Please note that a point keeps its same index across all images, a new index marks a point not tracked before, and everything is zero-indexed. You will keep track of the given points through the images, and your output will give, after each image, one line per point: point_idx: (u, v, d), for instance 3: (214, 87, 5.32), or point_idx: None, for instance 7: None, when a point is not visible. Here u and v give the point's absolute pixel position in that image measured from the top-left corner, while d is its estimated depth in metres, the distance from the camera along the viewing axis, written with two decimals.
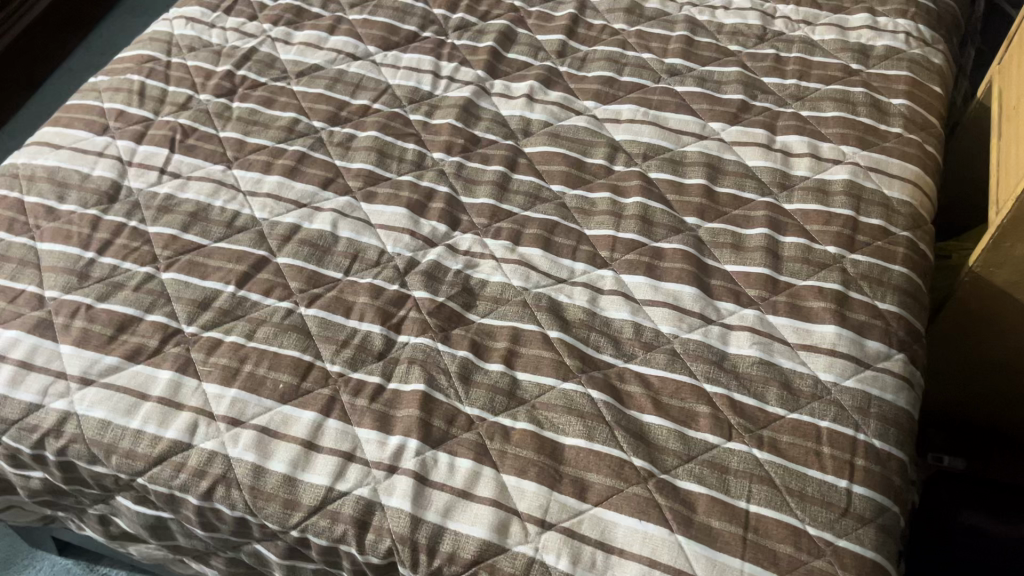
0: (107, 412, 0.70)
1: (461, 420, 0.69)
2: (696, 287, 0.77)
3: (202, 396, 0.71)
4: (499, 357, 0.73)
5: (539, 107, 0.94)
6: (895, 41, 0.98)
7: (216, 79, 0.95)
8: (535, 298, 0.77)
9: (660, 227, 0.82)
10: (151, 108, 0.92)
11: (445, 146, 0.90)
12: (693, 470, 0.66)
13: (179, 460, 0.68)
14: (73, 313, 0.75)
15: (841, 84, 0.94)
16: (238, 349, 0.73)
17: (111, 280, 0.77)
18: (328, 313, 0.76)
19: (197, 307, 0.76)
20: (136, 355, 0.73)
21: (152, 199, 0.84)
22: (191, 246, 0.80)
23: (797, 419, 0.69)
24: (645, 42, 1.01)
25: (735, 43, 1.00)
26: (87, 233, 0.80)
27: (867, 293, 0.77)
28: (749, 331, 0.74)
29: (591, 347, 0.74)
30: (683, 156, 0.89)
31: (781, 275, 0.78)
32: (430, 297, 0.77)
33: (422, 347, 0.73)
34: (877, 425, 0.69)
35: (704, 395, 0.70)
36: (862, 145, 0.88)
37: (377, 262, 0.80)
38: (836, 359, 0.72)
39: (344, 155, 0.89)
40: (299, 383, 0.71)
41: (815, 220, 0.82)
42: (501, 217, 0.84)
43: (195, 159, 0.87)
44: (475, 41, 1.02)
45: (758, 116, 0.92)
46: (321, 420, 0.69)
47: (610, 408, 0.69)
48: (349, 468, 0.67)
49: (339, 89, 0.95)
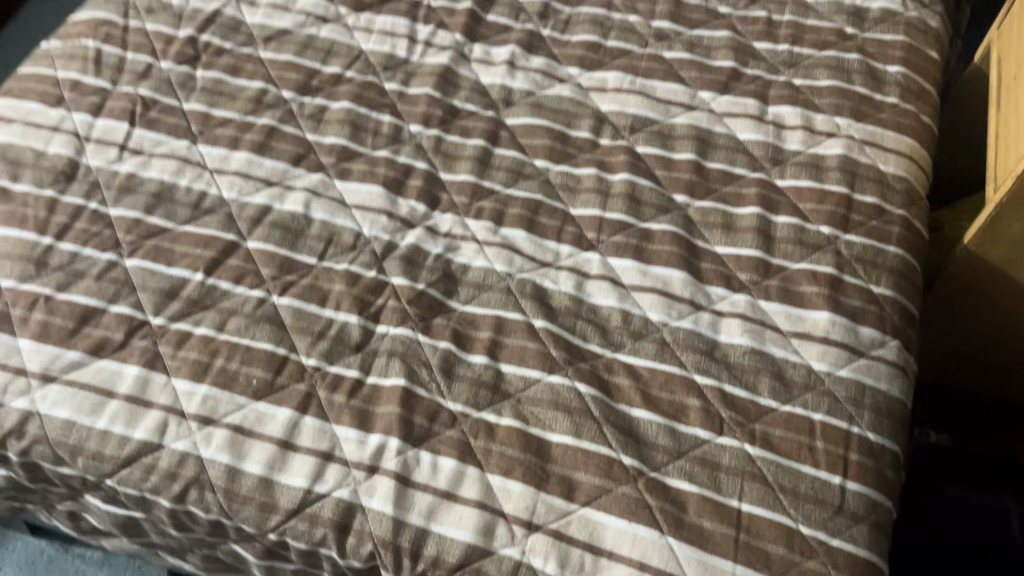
0: (72, 411, 0.67)
1: (444, 416, 0.66)
2: (686, 271, 0.74)
3: (172, 393, 0.67)
4: (483, 349, 0.70)
5: (521, 75, 0.90)
6: (891, 3, 0.94)
7: (178, 44, 0.89)
8: (519, 284, 0.74)
9: (648, 206, 0.79)
10: (108, 77, 0.86)
11: (422, 118, 0.86)
12: (684, 467, 0.64)
13: (149, 462, 0.65)
14: (32, 305, 0.71)
15: (835, 49, 0.91)
16: (209, 342, 0.70)
17: (71, 268, 0.73)
18: (302, 302, 0.72)
19: (163, 297, 0.72)
20: (101, 350, 0.69)
21: (113, 178, 0.79)
22: (156, 230, 0.76)
23: (789, 412, 0.67)
24: (631, 3, 0.96)
25: (725, 5, 0.96)
26: (44, 216, 0.76)
27: (861, 277, 0.74)
28: (740, 317, 0.72)
29: (578, 336, 0.71)
30: (671, 128, 0.85)
31: (773, 258, 0.76)
32: (410, 284, 0.73)
33: (401, 339, 0.70)
34: (871, 417, 0.67)
35: (695, 388, 0.68)
36: (857, 117, 0.85)
37: (353, 246, 0.76)
38: (829, 347, 0.70)
39: (316, 128, 0.84)
40: (274, 378, 0.68)
41: (809, 198, 0.79)
42: (483, 195, 0.81)
43: (158, 134, 0.82)
44: (453, 2, 0.96)
45: (750, 85, 0.88)
46: (297, 417, 0.66)
47: (598, 403, 0.67)
48: (328, 469, 0.64)
49: (309, 55, 0.90)
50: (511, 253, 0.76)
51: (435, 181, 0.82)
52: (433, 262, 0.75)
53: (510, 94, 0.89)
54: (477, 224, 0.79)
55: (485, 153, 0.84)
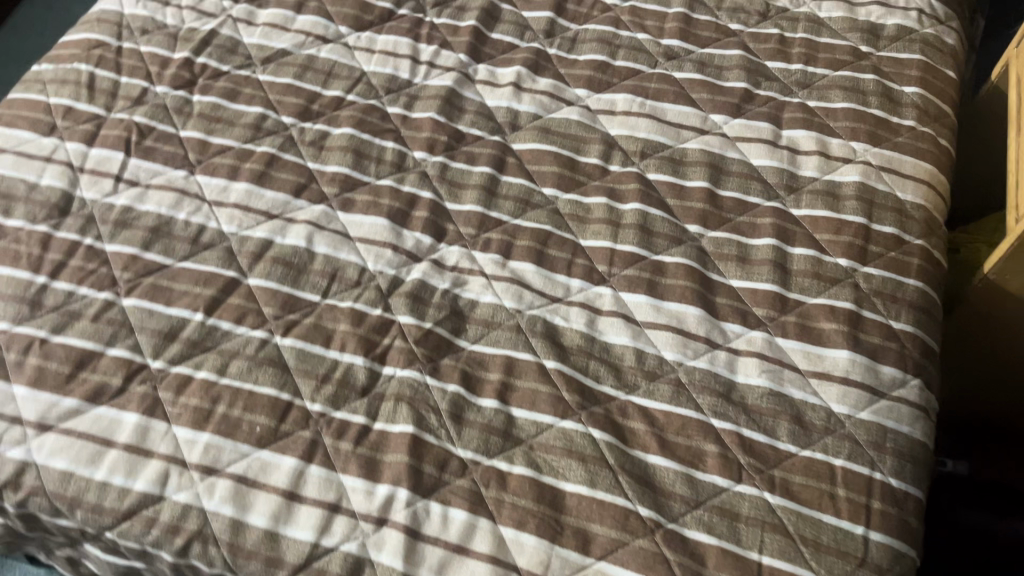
0: (69, 462, 0.65)
1: (454, 464, 0.64)
2: (701, 307, 0.72)
3: (173, 441, 0.65)
4: (493, 392, 0.68)
5: (527, 98, 0.88)
6: (906, 19, 0.92)
7: (173, 68, 0.87)
8: (529, 321, 0.72)
9: (660, 237, 0.77)
10: (102, 103, 0.84)
11: (427, 144, 0.84)
12: (702, 518, 0.62)
13: (150, 515, 0.63)
14: (26, 349, 0.69)
15: (850, 69, 0.88)
16: (211, 387, 0.68)
17: (67, 309, 0.71)
18: (306, 343, 0.70)
19: (163, 338, 0.70)
20: (98, 397, 0.67)
21: (108, 211, 0.77)
22: (153, 267, 0.73)
23: (809, 457, 0.65)
24: (639, 20, 0.94)
25: (735, 22, 0.93)
26: (37, 253, 0.73)
27: (881, 312, 0.72)
28: (757, 356, 0.70)
29: (591, 377, 0.69)
30: (683, 153, 0.83)
31: (789, 292, 0.73)
32: (417, 323, 0.71)
33: (409, 382, 0.68)
34: (894, 462, 0.65)
35: (712, 432, 0.66)
36: (873, 141, 0.83)
37: (358, 282, 0.74)
38: (849, 388, 0.68)
39: (318, 156, 0.82)
40: (278, 425, 0.66)
41: (826, 228, 0.77)
42: (490, 225, 0.79)
43: (154, 164, 0.80)
44: (456, 20, 0.94)
45: (763, 107, 0.86)
46: (302, 466, 0.64)
47: (613, 450, 0.65)
48: (335, 521, 0.62)
49: (309, 78, 0.87)
50: (520, 289, 0.74)
51: (440, 212, 0.79)
52: (440, 298, 0.73)
53: (517, 118, 0.86)
54: (485, 257, 0.76)
55: (491, 181, 0.82)
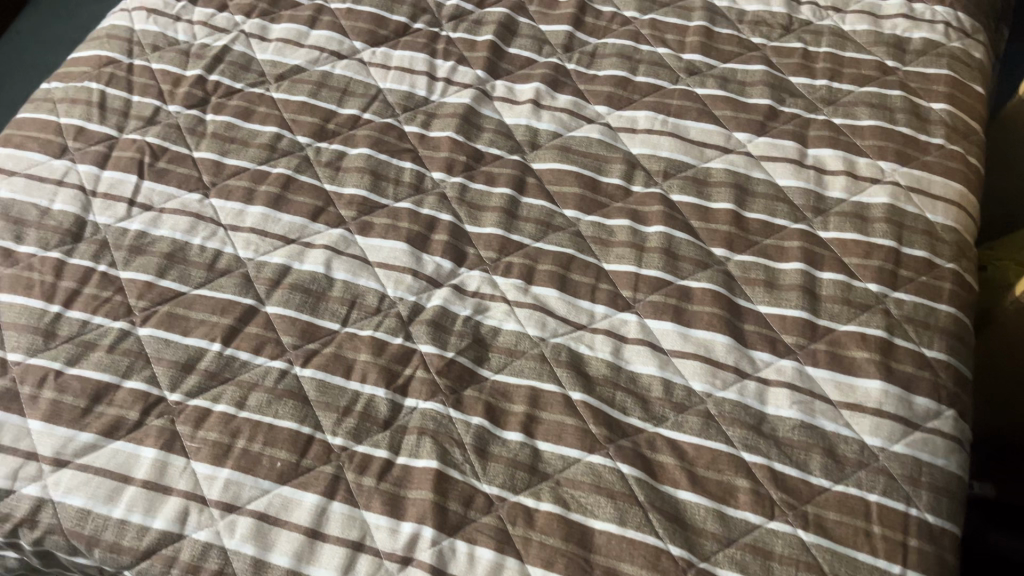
0: (86, 499, 0.63)
1: (479, 501, 0.63)
2: (729, 335, 0.71)
3: (192, 477, 0.64)
4: (518, 425, 0.66)
5: (546, 115, 0.86)
6: (932, 33, 0.90)
7: (186, 86, 0.85)
8: (553, 350, 0.70)
9: (686, 261, 0.75)
10: (114, 124, 0.82)
11: (445, 165, 0.82)
12: (735, 556, 0.60)
13: (169, 554, 0.61)
14: (41, 382, 0.67)
15: (876, 85, 0.86)
16: (230, 421, 0.66)
17: (81, 339, 0.69)
18: (326, 374, 0.69)
19: (180, 370, 0.68)
20: (115, 431, 0.65)
21: (122, 237, 0.75)
22: (169, 295, 0.72)
23: (843, 492, 0.63)
24: (659, 34, 0.92)
25: (758, 35, 0.92)
26: (50, 281, 0.72)
27: (913, 339, 0.71)
28: (787, 387, 0.68)
29: (618, 409, 0.67)
30: (707, 173, 0.81)
31: (819, 319, 0.72)
32: (439, 353, 0.70)
33: (432, 414, 0.67)
34: (930, 497, 0.63)
35: (743, 467, 0.64)
36: (902, 160, 0.81)
37: (377, 310, 0.72)
38: (882, 420, 0.66)
39: (334, 177, 0.80)
40: (299, 461, 0.64)
41: (855, 252, 0.75)
42: (511, 249, 0.77)
43: (168, 187, 0.78)
44: (473, 34, 0.92)
45: (788, 125, 0.84)
46: (325, 503, 0.63)
47: (642, 486, 0.63)
48: (359, 560, 0.61)
49: (324, 96, 0.86)
50: (544, 316, 0.72)
51: (461, 235, 0.78)
52: (463, 327, 0.71)
53: (537, 137, 0.85)
54: (507, 283, 0.75)
55: (512, 203, 0.80)
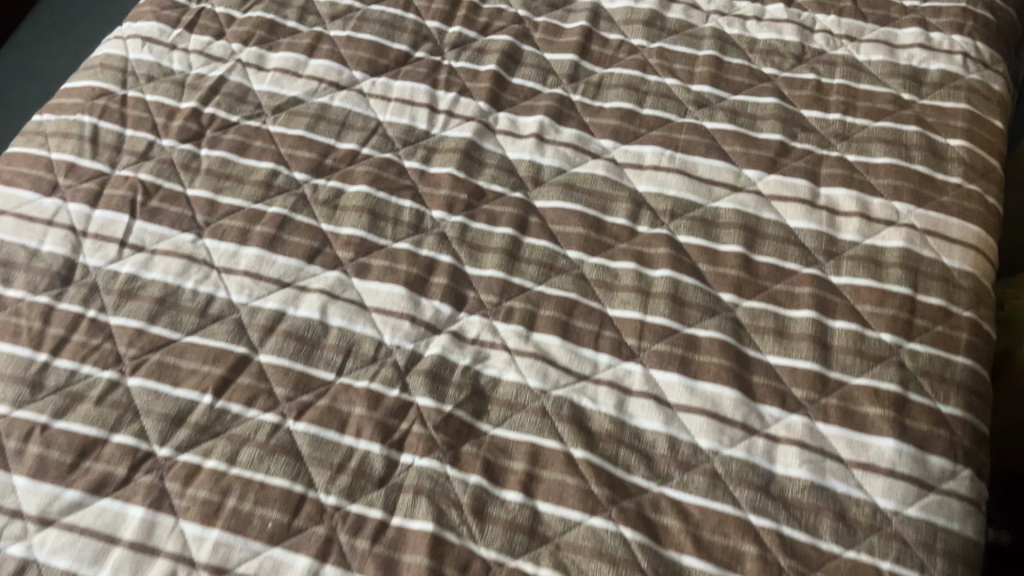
0: (72, 561, 0.60)
1: (476, 566, 0.61)
2: (737, 389, 0.68)
3: (181, 538, 0.62)
4: (517, 484, 0.64)
5: (550, 150, 0.83)
6: (950, 64, 0.87)
7: (180, 119, 0.83)
8: (555, 403, 0.68)
9: (693, 308, 0.73)
10: (106, 159, 0.80)
11: (446, 203, 0.80)
12: None
13: None
14: (27, 436, 0.65)
15: (891, 119, 0.83)
16: (220, 478, 0.64)
17: (69, 390, 0.67)
18: (319, 428, 0.66)
19: (169, 423, 0.66)
20: (102, 488, 0.63)
21: (112, 280, 0.73)
22: (160, 342, 0.70)
23: (854, 560, 0.61)
24: (668, 63, 0.89)
25: (769, 65, 0.89)
26: (38, 328, 0.70)
27: (928, 394, 0.68)
28: (797, 445, 0.66)
29: (621, 467, 0.65)
30: (715, 213, 0.79)
31: (830, 371, 0.69)
32: (436, 406, 0.67)
33: (428, 472, 0.65)
34: (945, 565, 0.61)
35: (750, 531, 0.62)
36: (918, 201, 0.78)
37: (374, 358, 0.70)
38: (896, 481, 0.64)
39: (332, 217, 0.78)
40: (290, 521, 0.62)
41: (868, 299, 0.73)
42: (512, 293, 0.75)
43: (161, 226, 0.76)
44: (475, 63, 0.89)
45: (799, 162, 0.81)
46: (317, 567, 0.60)
47: (645, 551, 0.61)
48: None
49: (322, 129, 0.83)
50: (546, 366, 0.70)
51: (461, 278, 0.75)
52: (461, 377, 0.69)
53: (540, 173, 0.82)
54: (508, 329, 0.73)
55: (514, 244, 0.78)
